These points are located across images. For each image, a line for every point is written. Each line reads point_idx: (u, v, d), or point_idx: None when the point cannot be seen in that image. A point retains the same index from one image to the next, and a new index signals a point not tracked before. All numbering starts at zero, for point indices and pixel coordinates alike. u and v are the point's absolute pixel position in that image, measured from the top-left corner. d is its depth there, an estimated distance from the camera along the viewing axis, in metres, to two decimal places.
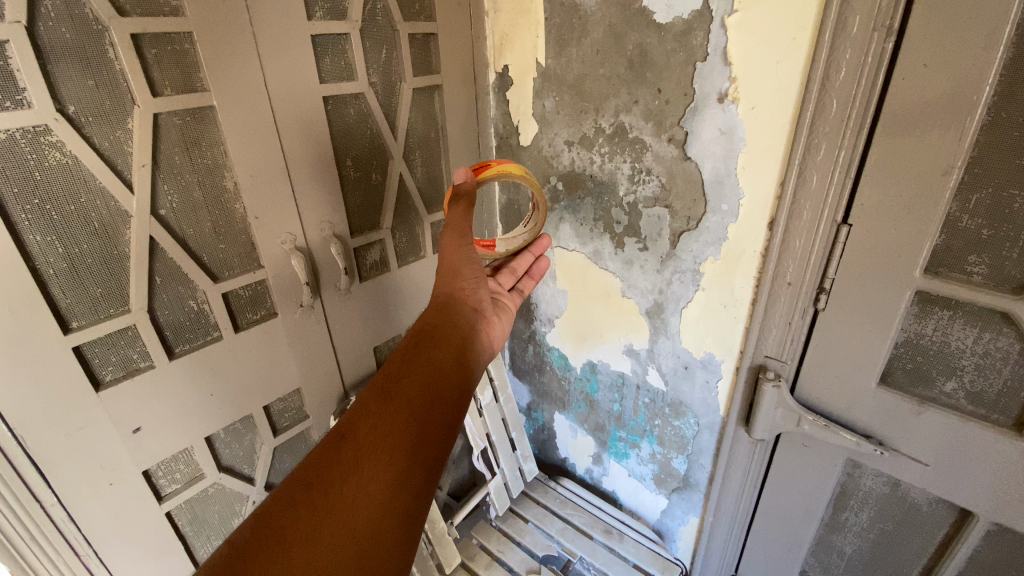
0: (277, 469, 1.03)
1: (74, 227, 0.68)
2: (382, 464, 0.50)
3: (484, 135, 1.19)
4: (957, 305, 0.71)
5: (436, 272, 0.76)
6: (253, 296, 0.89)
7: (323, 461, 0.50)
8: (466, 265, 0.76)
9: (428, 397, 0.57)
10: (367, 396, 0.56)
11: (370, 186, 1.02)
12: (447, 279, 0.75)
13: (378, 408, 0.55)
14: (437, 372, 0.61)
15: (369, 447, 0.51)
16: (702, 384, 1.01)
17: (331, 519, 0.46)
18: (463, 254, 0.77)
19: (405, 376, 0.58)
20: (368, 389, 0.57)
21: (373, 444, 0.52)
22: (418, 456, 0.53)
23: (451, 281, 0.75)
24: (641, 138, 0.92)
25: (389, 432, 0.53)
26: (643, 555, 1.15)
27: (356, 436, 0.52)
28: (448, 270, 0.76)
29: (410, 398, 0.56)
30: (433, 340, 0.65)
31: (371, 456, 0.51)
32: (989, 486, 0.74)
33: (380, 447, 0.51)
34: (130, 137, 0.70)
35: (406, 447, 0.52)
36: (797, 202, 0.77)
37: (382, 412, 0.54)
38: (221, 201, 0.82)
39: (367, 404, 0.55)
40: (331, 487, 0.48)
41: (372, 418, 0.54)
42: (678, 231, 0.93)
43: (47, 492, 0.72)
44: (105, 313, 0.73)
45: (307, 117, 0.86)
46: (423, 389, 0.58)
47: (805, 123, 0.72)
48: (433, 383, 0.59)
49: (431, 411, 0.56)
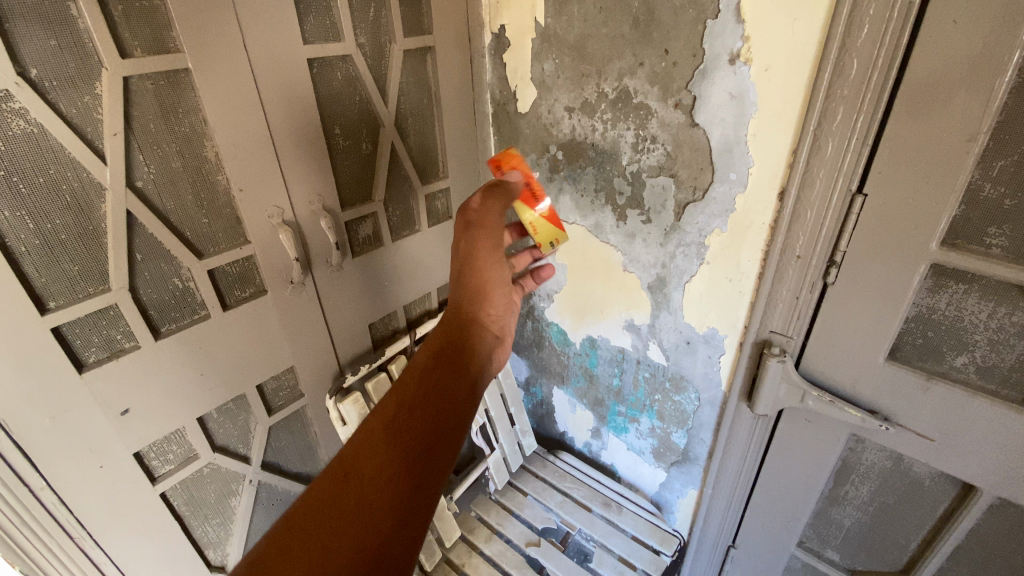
0: (274, 447, 1.00)
1: (43, 200, 0.64)
2: (380, 505, 0.47)
3: (481, 101, 1.12)
4: (973, 279, 0.69)
5: (464, 284, 0.69)
6: (241, 273, 0.85)
7: (322, 506, 0.47)
8: (498, 284, 0.70)
9: (439, 431, 0.53)
10: (374, 422, 0.53)
11: (361, 156, 0.97)
12: (474, 297, 0.68)
13: (385, 444, 0.51)
14: (448, 399, 0.56)
15: (371, 492, 0.47)
16: (704, 359, 0.99)
17: (329, 561, 0.43)
18: (497, 263, 0.71)
19: (417, 406, 0.54)
20: (377, 421, 0.53)
21: (375, 481, 0.48)
22: (421, 501, 0.49)
23: (477, 301, 0.68)
24: (646, 104, 0.87)
25: (394, 462, 0.50)
26: (642, 527, 1.16)
27: (358, 475, 0.49)
28: (475, 286, 0.69)
29: (418, 428, 0.52)
30: (453, 366, 0.60)
31: (371, 503, 0.47)
32: (994, 460, 0.73)
33: (382, 483, 0.48)
34: (99, 104, 0.65)
35: (410, 487, 0.49)
36: (811, 170, 0.73)
37: (388, 448, 0.51)
38: (203, 172, 0.77)
39: (374, 431, 0.52)
40: (326, 536, 0.45)
41: (376, 448, 0.51)
42: (684, 202, 0.90)
43: (36, 477, 0.70)
44: (84, 292, 0.70)
45: (291, 81, 0.81)
46: (435, 422, 0.53)
47: (821, 86, 0.68)
48: (443, 406, 0.55)
49: (438, 446, 0.52)
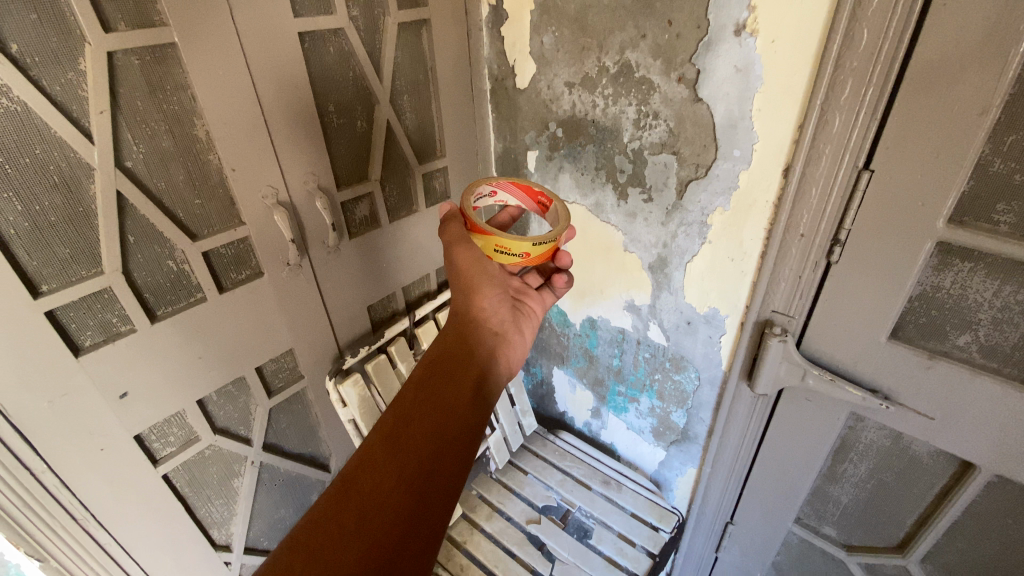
0: (276, 428, 1.00)
1: (31, 181, 0.62)
2: (381, 514, 0.49)
3: (478, 76, 1.09)
4: (979, 257, 0.68)
5: (453, 288, 0.74)
6: (236, 255, 0.84)
7: (323, 520, 0.49)
8: (481, 276, 0.74)
9: (438, 441, 0.56)
10: (374, 439, 0.56)
11: (356, 134, 0.95)
12: (464, 296, 0.73)
13: (385, 458, 0.54)
14: (444, 408, 0.59)
15: (371, 503, 0.50)
16: (704, 339, 0.99)
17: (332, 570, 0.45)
18: (480, 265, 0.73)
19: (415, 418, 0.57)
20: (376, 436, 0.56)
21: (376, 492, 0.51)
22: (423, 509, 0.51)
23: (468, 298, 0.73)
24: (648, 78, 0.85)
25: (394, 475, 0.52)
26: (641, 504, 1.18)
27: (359, 488, 0.52)
28: (463, 283, 0.73)
29: (416, 439, 0.56)
30: (451, 370, 0.64)
31: (373, 514, 0.49)
32: (994, 438, 0.73)
33: (383, 494, 0.51)
34: (83, 81, 0.63)
35: (411, 496, 0.51)
36: (816, 146, 0.71)
37: (388, 461, 0.53)
38: (194, 152, 0.75)
39: (374, 446, 0.55)
40: (329, 546, 0.47)
41: (378, 461, 0.53)
42: (686, 180, 0.88)
43: (36, 460, 0.70)
44: (77, 275, 0.69)
45: (282, 56, 0.78)
46: (434, 432, 0.57)
47: (830, 58, 0.66)
48: (442, 416, 0.58)
49: (437, 455, 0.55)
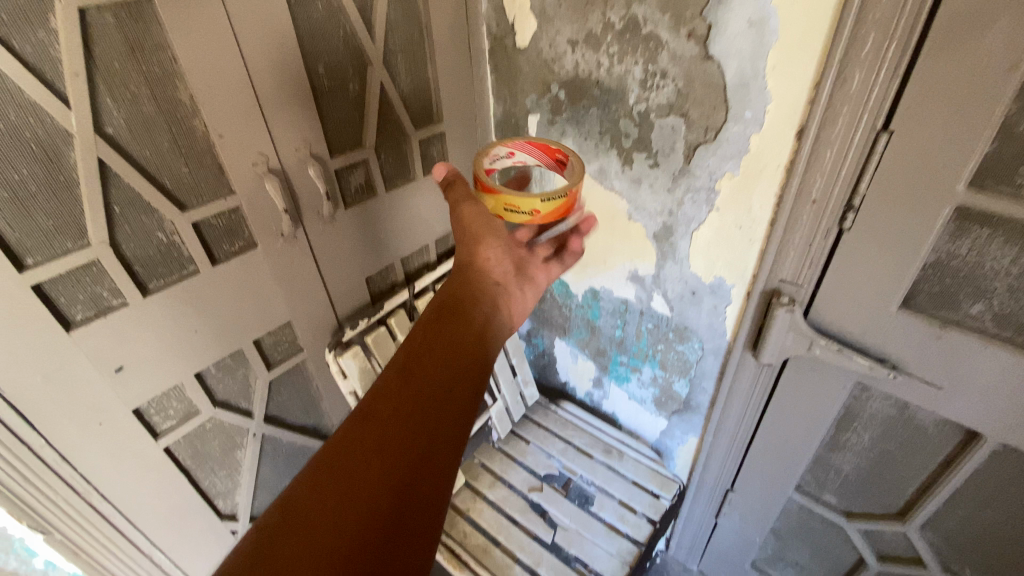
0: (276, 401, 0.99)
1: (6, 149, 0.59)
2: (395, 451, 0.51)
3: (476, 35, 1.04)
4: (999, 222, 0.65)
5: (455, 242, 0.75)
6: (228, 226, 0.81)
7: (338, 458, 0.50)
8: (487, 229, 0.73)
9: (446, 387, 0.58)
10: (384, 384, 0.57)
11: (348, 98, 0.90)
12: (466, 250, 0.73)
13: (396, 400, 0.55)
14: (451, 356, 0.61)
15: (385, 441, 0.52)
16: (709, 309, 0.97)
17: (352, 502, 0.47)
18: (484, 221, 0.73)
19: (423, 365, 0.59)
20: (385, 380, 0.58)
21: (389, 431, 0.52)
22: (435, 447, 0.53)
23: (470, 251, 0.73)
24: (656, 34, 0.80)
25: (405, 416, 0.54)
26: (642, 472, 1.19)
27: (371, 427, 0.53)
28: (466, 236, 0.73)
29: (425, 384, 0.57)
30: (455, 321, 0.66)
31: (387, 451, 0.51)
32: (1002, 408, 0.72)
33: (395, 432, 0.52)
34: (54, 40, 0.59)
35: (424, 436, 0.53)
36: (833, 107, 0.68)
37: (399, 403, 0.55)
38: (178, 117, 0.72)
39: (384, 389, 0.56)
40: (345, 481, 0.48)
41: (389, 403, 0.55)
42: (693, 144, 0.84)
43: (34, 435, 0.69)
44: (63, 248, 0.67)
45: (266, 13, 0.73)
46: (441, 378, 0.58)
47: (852, 9, 0.61)
48: (448, 365, 0.60)
49: (445, 398, 0.57)
